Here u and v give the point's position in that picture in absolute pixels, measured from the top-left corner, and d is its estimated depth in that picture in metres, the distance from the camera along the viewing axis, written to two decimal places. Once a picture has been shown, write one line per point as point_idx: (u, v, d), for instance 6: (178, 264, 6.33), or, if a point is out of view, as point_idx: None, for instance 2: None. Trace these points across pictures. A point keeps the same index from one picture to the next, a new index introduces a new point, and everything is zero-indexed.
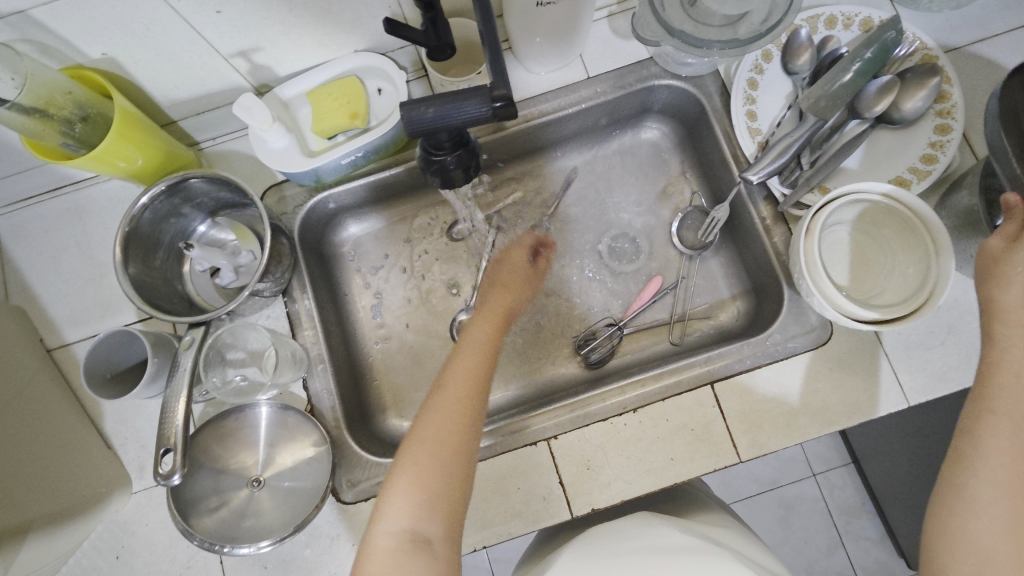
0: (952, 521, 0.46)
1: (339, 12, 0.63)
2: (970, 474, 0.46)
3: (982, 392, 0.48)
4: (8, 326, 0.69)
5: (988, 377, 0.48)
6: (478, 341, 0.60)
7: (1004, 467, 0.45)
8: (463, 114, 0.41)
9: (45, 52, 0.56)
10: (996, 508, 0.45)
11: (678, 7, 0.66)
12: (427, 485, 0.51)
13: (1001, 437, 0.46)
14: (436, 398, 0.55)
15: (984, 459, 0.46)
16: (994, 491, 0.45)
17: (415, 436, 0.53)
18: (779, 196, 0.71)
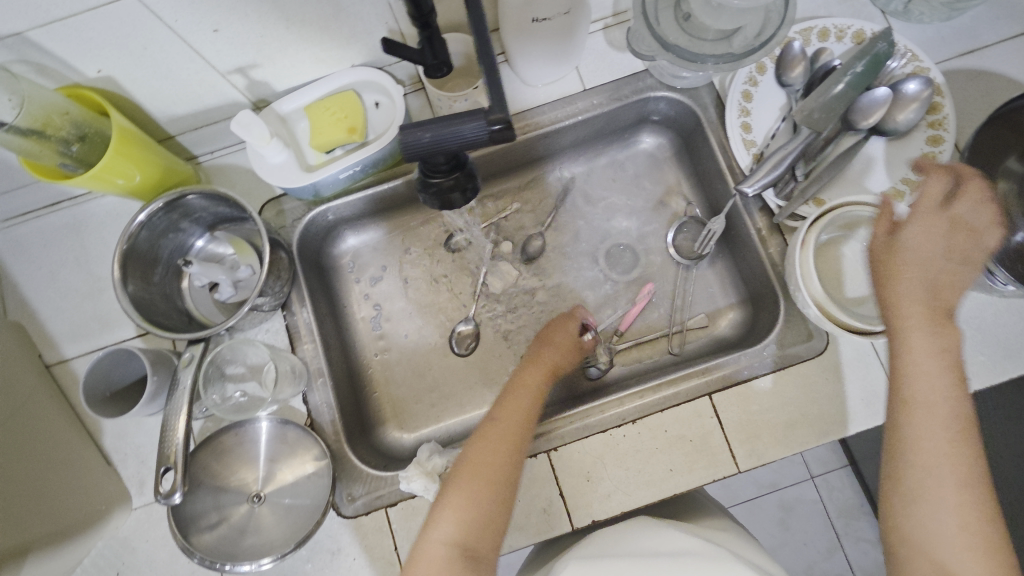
0: (909, 519, 0.47)
1: (336, 28, 0.63)
2: (911, 468, 0.47)
3: (900, 390, 0.49)
4: (6, 342, 0.69)
5: (899, 371, 0.49)
6: (528, 383, 0.65)
7: (933, 457, 0.46)
8: (458, 138, 0.41)
9: (42, 72, 0.56)
10: (946, 502, 0.45)
11: (672, 22, 0.67)
12: (482, 502, 0.56)
13: (921, 429, 0.47)
14: (489, 430, 0.60)
15: (918, 447, 0.47)
16: (937, 484, 0.46)
17: (472, 461, 0.58)
18: (774, 208, 0.72)
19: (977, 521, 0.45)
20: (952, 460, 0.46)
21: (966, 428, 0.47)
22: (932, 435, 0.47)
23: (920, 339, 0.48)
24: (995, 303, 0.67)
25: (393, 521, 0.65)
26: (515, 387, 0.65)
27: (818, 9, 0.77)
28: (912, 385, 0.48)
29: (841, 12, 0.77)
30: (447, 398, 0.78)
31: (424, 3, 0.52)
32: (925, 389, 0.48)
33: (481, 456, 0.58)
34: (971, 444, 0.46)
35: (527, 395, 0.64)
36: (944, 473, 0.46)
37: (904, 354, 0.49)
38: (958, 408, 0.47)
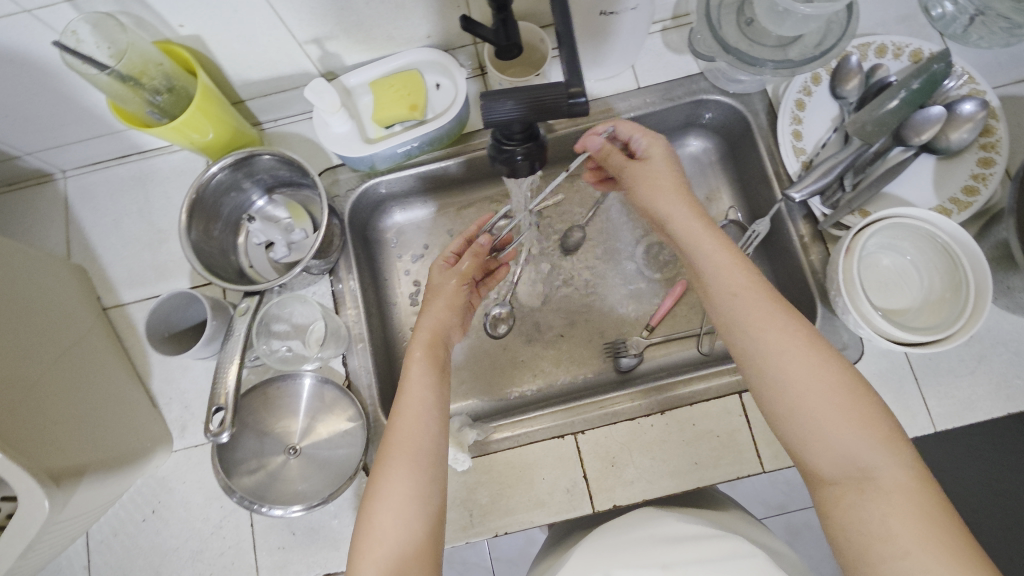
0: (802, 441, 0.49)
1: (411, 8, 0.66)
2: (784, 399, 0.50)
3: (736, 326, 0.53)
4: (69, 281, 0.72)
5: (734, 318, 0.53)
6: (419, 380, 0.59)
7: (796, 361, 0.50)
8: (540, 109, 0.44)
9: (140, 25, 0.60)
10: (814, 408, 0.48)
11: (734, 26, 0.68)
12: (397, 530, 0.50)
13: (773, 355, 0.51)
14: (387, 457, 0.54)
15: (780, 385, 0.50)
16: (801, 394, 0.49)
17: (380, 487, 0.53)
18: (819, 216, 0.73)
19: (845, 405, 0.47)
20: (802, 366, 0.49)
21: (795, 330, 0.51)
22: (787, 355, 0.50)
23: (739, 287, 0.54)
24: None
25: None
26: (405, 397, 0.58)
27: (875, 27, 0.78)
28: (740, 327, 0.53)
29: (899, 32, 0.78)
30: (476, 376, 0.80)
31: None
32: (755, 325, 0.52)
33: (386, 479, 0.53)
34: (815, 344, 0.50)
35: (420, 401, 0.57)
36: (810, 381, 0.49)
37: (725, 299, 0.55)
38: (774, 320, 0.52)
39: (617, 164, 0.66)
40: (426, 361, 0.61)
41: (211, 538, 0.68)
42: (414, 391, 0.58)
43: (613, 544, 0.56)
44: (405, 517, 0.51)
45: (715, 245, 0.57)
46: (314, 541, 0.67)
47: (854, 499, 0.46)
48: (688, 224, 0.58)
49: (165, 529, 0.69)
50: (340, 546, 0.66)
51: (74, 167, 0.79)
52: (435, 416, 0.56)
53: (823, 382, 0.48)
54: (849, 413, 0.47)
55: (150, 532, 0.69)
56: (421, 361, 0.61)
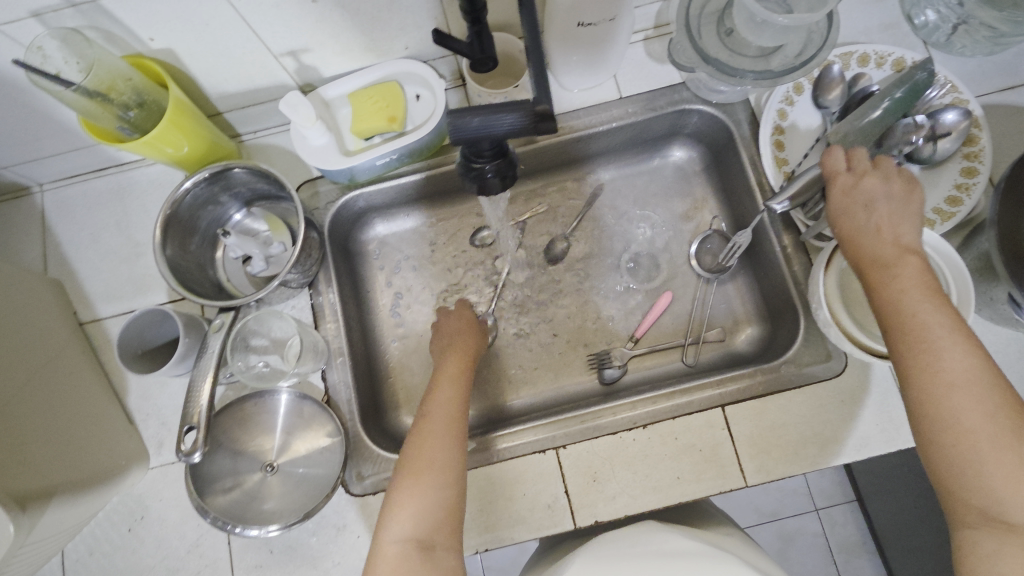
0: (948, 467, 0.44)
1: (386, 20, 0.65)
2: (944, 418, 0.45)
3: (907, 338, 0.48)
4: (45, 296, 0.71)
5: (909, 330, 0.48)
6: (456, 377, 0.64)
7: (959, 375, 0.45)
8: (505, 126, 0.43)
9: (110, 40, 0.59)
10: (981, 436, 0.43)
11: (714, 36, 0.68)
12: (426, 497, 0.54)
13: (957, 376, 0.45)
14: (421, 435, 0.58)
15: (935, 391, 0.46)
16: (971, 421, 0.44)
17: (414, 461, 0.56)
18: (802, 227, 0.72)
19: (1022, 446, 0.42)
20: (981, 394, 0.44)
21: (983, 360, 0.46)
22: (969, 381, 0.45)
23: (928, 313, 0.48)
24: (1020, 339, 0.66)
25: None
26: (437, 386, 0.64)
27: (858, 35, 0.77)
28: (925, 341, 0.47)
29: (882, 40, 0.77)
30: None
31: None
32: (934, 345, 0.47)
33: (423, 451, 0.57)
34: (997, 379, 0.45)
35: (452, 388, 0.63)
36: (985, 412, 0.44)
37: (896, 311, 0.50)
38: (959, 343, 0.46)
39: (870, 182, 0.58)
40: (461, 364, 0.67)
41: (188, 556, 0.67)
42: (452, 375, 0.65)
43: (615, 554, 0.55)
44: (438, 488, 0.55)
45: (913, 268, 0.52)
46: (292, 560, 0.66)
47: (995, 536, 0.42)
48: (897, 256, 0.53)
49: (142, 548, 0.68)
50: (318, 564, 0.65)
51: (52, 181, 0.79)
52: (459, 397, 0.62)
53: (1005, 416, 0.43)
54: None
55: (126, 551, 0.68)
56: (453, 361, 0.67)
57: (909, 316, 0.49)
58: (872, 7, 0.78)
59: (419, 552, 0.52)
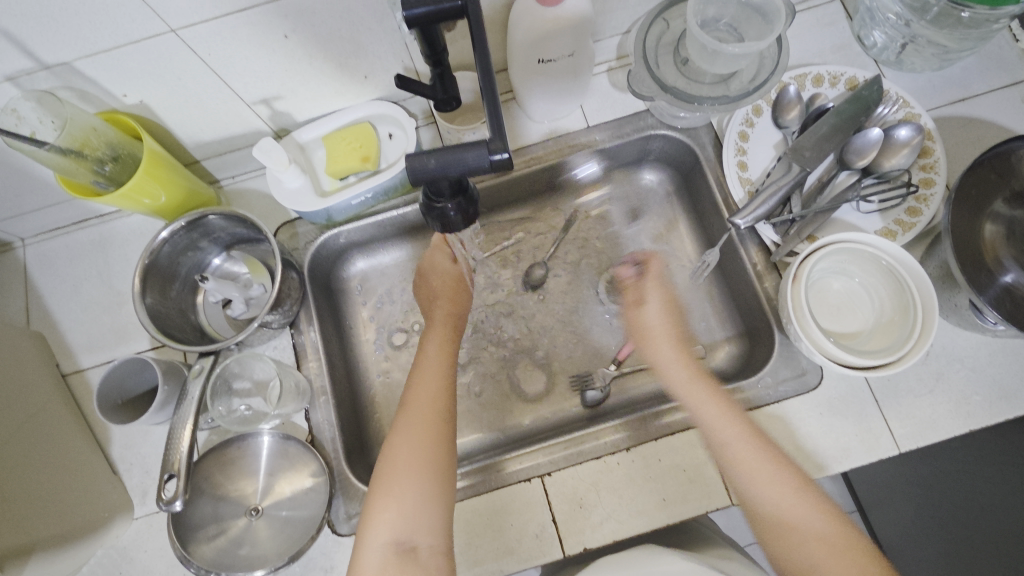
0: (778, 530, 0.58)
1: (355, 65, 0.68)
2: (756, 492, 0.59)
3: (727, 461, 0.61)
4: (26, 351, 0.72)
5: (726, 455, 0.61)
6: (433, 360, 0.69)
7: (763, 472, 0.60)
8: (463, 166, 0.44)
9: (83, 98, 0.61)
10: (789, 505, 0.58)
11: (672, 66, 0.71)
12: (408, 500, 0.59)
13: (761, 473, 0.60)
14: (395, 441, 0.62)
15: (749, 484, 0.60)
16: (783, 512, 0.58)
17: (388, 468, 0.61)
18: (770, 245, 0.73)
19: (811, 502, 0.58)
20: (785, 499, 0.58)
21: (782, 467, 0.60)
22: (758, 465, 0.60)
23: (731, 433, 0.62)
24: (989, 343, 0.68)
25: None
26: (423, 363, 0.68)
27: (812, 57, 0.80)
28: (737, 461, 0.61)
29: (836, 60, 0.80)
30: None
31: (437, 43, 0.55)
32: (734, 446, 0.61)
33: (391, 462, 0.61)
34: (763, 439, 0.62)
35: (441, 369, 0.68)
36: (781, 489, 0.58)
37: (708, 427, 0.63)
38: (751, 443, 0.61)
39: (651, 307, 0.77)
40: (439, 354, 0.69)
41: None
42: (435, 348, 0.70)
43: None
44: (414, 495, 0.59)
45: (706, 393, 0.66)
46: None
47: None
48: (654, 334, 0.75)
49: None
50: None
51: (34, 235, 0.80)
52: (445, 367, 0.68)
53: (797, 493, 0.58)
54: (821, 510, 0.57)
55: None
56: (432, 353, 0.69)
57: (720, 447, 0.62)
58: (823, 31, 0.81)
59: (398, 553, 0.57)
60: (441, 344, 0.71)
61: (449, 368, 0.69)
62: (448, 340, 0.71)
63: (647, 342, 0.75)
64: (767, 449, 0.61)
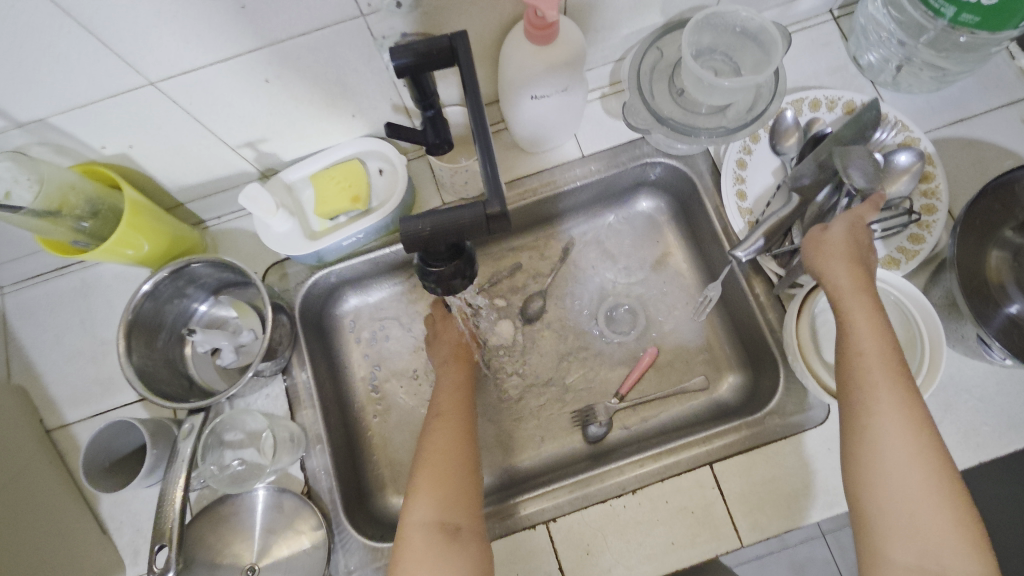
0: (899, 509, 0.49)
1: (342, 105, 0.66)
2: (888, 457, 0.51)
3: (867, 407, 0.53)
4: (8, 409, 0.69)
5: (870, 401, 0.53)
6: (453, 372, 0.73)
7: (905, 439, 0.51)
8: (457, 229, 0.42)
9: (59, 151, 0.58)
10: (923, 488, 0.49)
11: (667, 97, 0.69)
12: (449, 482, 0.60)
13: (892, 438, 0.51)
14: (433, 429, 0.65)
15: (879, 446, 0.51)
16: (908, 481, 0.50)
17: (428, 452, 0.63)
18: (773, 277, 0.72)
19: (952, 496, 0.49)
20: (921, 471, 0.50)
21: (928, 439, 0.51)
22: (901, 428, 0.51)
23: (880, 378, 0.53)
24: (997, 372, 0.66)
25: None
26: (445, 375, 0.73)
27: (808, 80, 0.79)
28: (879, 417, 0.52)
29: (832, 83, 0.79)
30: None
31: (427, 89, 0.53)
32: (883, 399, 0.52)
33: (431, 447, 0.63)
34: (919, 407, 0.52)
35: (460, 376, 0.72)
36: (917, 466, 0.50)
37: (859, 366, 0.54)
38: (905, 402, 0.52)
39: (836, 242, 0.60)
40: (457, 370, 0.73)
41: None
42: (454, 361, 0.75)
43: None
44: (455, 473, 0.61)
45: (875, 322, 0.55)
46: None
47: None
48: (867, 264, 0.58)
49: None
50: None
51: (12, 284, 0.77)
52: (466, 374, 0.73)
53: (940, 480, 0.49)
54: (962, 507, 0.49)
55: None
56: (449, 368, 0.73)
57: (867, 391, 0.53)
58: (818, 52, 0.80)
59: (444, 533, 0.56)
60: (459, 360, 0.74)
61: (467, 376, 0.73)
62: (464, 359, 0.75)
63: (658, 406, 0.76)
64: (919, 417, 0.51)
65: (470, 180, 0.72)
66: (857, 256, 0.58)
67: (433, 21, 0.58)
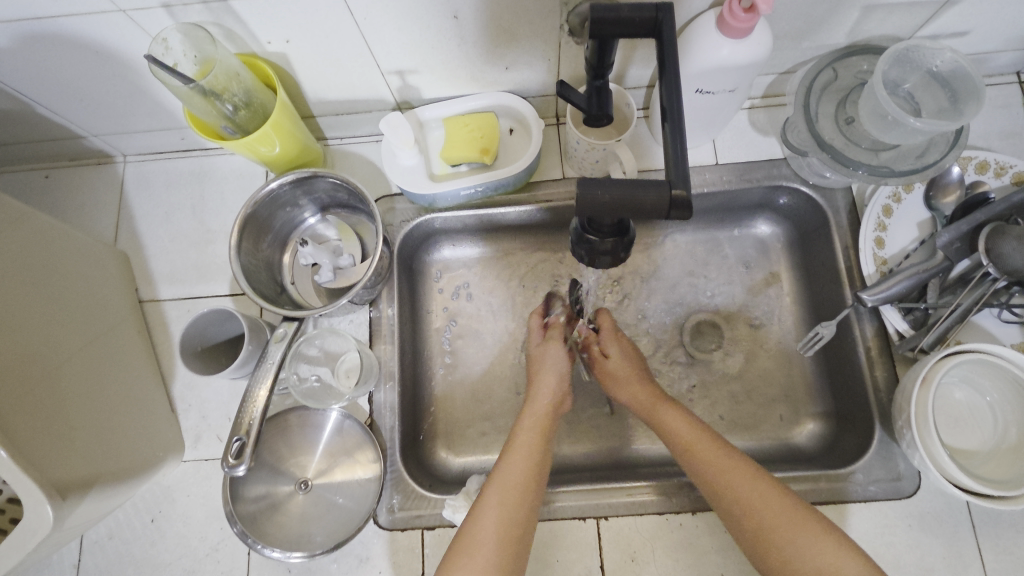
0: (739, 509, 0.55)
1: (501, 56, 0.64)
2: (706, 466, 0.59)
3: (673, 437, 0.62)
4: (111, 271, 0.72)
5: (673, 431, 0.63)
6: (525, 442, 0.60)
7: (703, 442, 0.60)
8: (638, 207, 0.41)
9: (230, 37, 0.58)
10: (737, 480, 0.56)
11: (832, 121, 0.66)
12: None
13: (703, 449, 0.60)
14: (470, 524, 0.54)
15: (697, 462, 0.59)
16: (724, 469, 0.58)
17: (463, 549, 0.52)
18: (894, 333, 0.67)
19: (761, 482, 0.56)
20: (731, 466, 0.58)
21: (729, 448, 0.60)
22: (700, 438, 0.61)
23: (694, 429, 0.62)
24: None
25: (427, 546, 0.64)
26: (517, 443, 0.60)
27: (977, 139, 0.74)
28: (687, 436, 0.61)
29: (1002, 148, 0.73)
30: (499, 430, 0.76)
31: (607, 58, 0.51)
32: (677, 420, 0.63)
33: (467, 545, 0.52)
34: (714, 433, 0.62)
35: (529, 450, 0.60)
36: (722, 464, 0.58)
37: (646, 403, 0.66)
38: (698, 426, 0.62)
39: (614, 349, 0.72)
40: (533, 441, 0.61)
41: (206, 560, 0.66)
42: (529, 426, 0.63)
43: None
44: None
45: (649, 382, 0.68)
46: None
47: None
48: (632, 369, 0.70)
49: (161, 541, 0.67)
50: None
51: (135, 154, 0.79)
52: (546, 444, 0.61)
53: (745, 469, 0.57)
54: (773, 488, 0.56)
55: (146, 541, 0.67)
56: (527, 432, 0.62)
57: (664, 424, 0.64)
58: (994, 112, 0.74)
59: None
60: (538, 431, 0.62)
61: (542, 452, 0.60)
62: (544, 423, 0.63)
63: (607, 385, 0.70)
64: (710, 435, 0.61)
65: (602, 160, 0.69)
66: (628, 373, 0.69)
67: None
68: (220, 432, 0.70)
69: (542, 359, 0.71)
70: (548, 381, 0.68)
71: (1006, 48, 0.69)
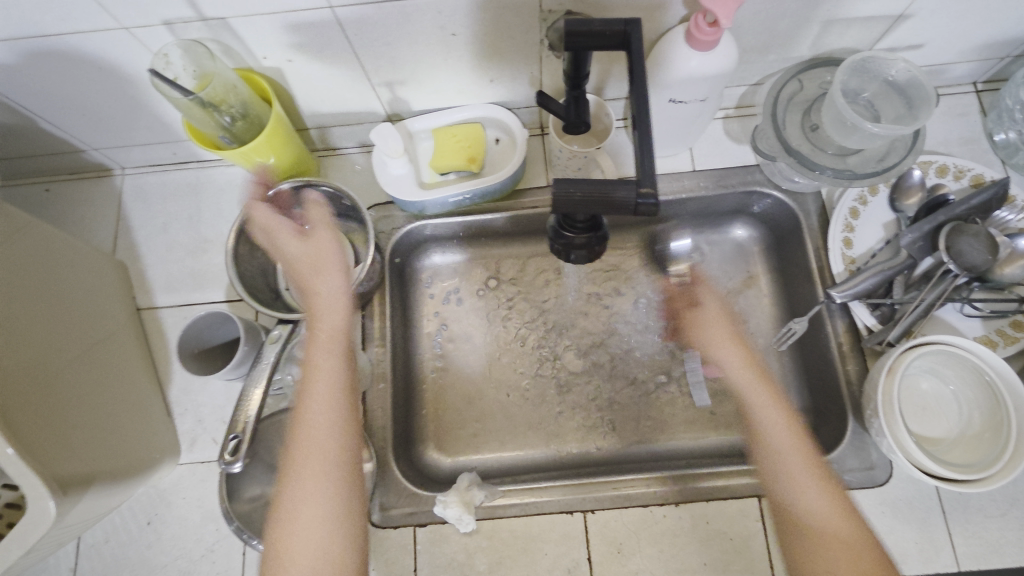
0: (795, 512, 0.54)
1: (485, 70, 0.68)
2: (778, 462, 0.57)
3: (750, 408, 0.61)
4: (109, 280, 0.74)
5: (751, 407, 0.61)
6: (332, 369, 0.57)
7: (782, 434, 0.58)
8: (607, 204, 0.44)
9: (228, 53, 0.61)
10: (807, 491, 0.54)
11: (798, 128, 0.70)
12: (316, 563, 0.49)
13: (778, 438, 0.58)
14: (293, 454, 0.53)
15: (773, 459, 0.57)
16: (798, 476, 0.55)
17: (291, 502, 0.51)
18: (862, 328, 0.71)
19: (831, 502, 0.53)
20: (805, 473, 0.55)
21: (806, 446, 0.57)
22: (777, 431, 0.58)
23: (773, 417, 0.60)
24: None
25: (419, 543, 0.67)
26: (319, 365, 0.57)
27: (937, 145, 0.78)
28: (763, 419, 0.60)
29: (961, 153, 0.77)
30: (489, 430, 0.78)
31: (582, 69, 0.55)
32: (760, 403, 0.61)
33: (291, 501, 0.51)
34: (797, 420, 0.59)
35: (331, 372, 0.57)
36: (796, 467, 0.56)
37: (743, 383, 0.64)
38: (778, 408, 0.60)
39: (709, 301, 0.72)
40: (336, 360, 0.58)
41: (201, 561, 0.67)
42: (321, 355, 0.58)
43: None
44: (318, 541, 0.50)
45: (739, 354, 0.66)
46: None
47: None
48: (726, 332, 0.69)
49: (157, 543, 0.68)
50: None
51: (133, 167, 0.82)
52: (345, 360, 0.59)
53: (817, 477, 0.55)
54: (841, 510, 0.53)
55: (141, 544, 0.68)
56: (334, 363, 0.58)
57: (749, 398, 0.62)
58: (953, 121, 0.79)
59: None
60: (337, 344, 0.59)
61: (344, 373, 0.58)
62: (339, 346, 0.59)
63: (692, 333, 0.71)
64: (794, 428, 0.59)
65: (583, 167, 0.73)
66: (718, 322, 0.69)
67: (601, 7, 0.59)
68: (216, 435, 0.72)
69: (700, 324, 0.71)
70: (704, 323, 0.70)
71: (959, 60, 0.74)
